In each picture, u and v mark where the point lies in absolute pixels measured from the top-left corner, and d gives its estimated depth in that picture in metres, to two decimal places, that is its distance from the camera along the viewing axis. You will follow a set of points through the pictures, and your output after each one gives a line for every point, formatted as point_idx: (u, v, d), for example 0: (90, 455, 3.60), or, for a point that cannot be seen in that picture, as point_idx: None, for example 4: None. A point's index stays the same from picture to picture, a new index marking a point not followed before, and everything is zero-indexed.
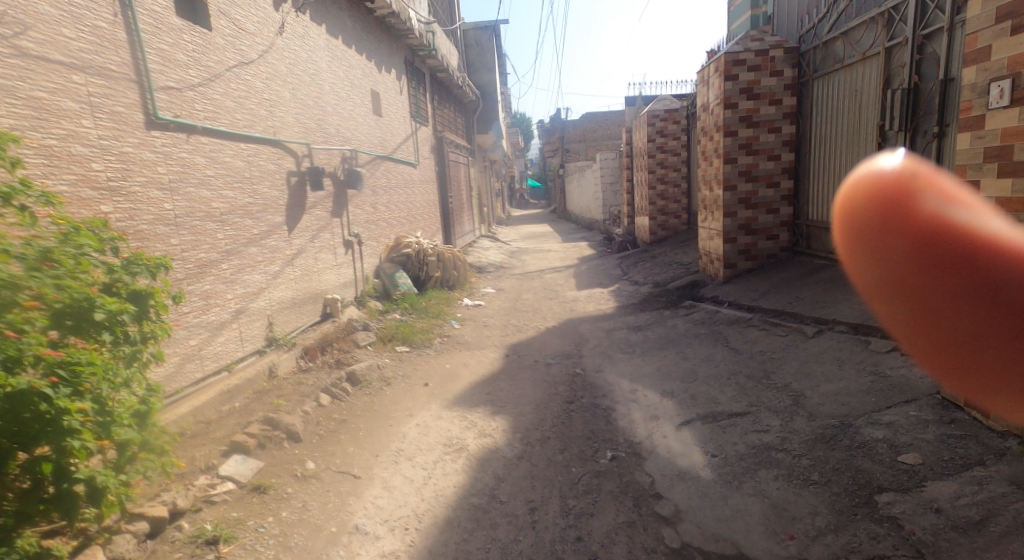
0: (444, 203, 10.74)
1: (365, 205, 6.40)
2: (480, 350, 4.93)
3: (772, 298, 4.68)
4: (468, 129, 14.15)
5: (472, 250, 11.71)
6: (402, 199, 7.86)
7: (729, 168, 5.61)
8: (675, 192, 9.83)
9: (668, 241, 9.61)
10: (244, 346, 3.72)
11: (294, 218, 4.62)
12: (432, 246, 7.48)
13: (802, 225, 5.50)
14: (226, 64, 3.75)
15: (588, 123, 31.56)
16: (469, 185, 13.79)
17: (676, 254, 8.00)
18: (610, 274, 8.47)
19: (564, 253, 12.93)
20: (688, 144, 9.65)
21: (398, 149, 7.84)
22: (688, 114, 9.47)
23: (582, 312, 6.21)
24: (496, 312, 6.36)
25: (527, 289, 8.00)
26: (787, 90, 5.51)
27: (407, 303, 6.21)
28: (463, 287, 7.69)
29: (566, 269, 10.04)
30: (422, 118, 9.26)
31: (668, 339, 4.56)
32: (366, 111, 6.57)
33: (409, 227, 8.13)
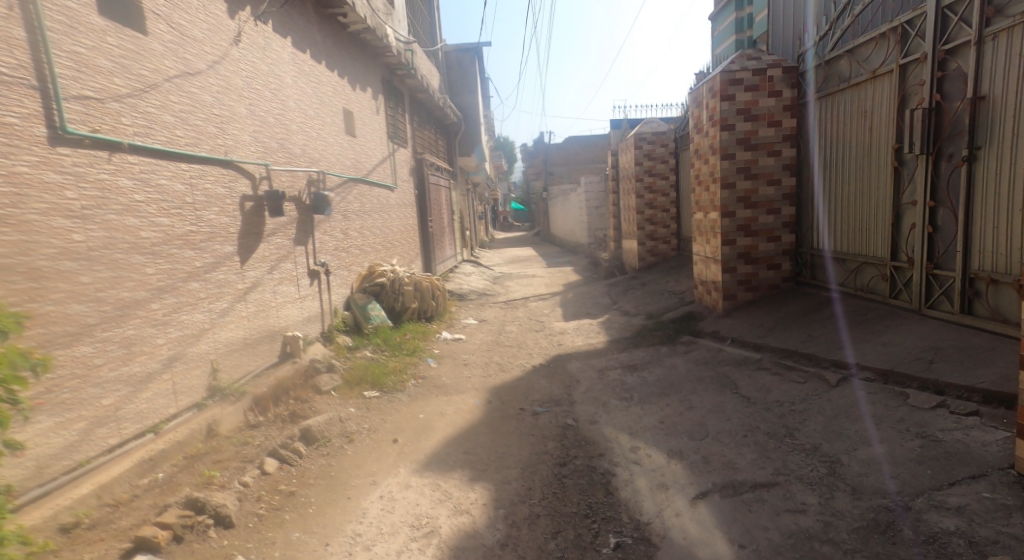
0: (423, 228, 10.27)
1: (335, 231, 5.91)
2: (458, 394, 4.41)
3: (781, 335, 4.25)
4: (450, 151, 13.77)
5: (453, 276, 11.23)
6: (378, 224, 7.38)
7: (727, 194, 5.19)
8: (664, 217, 9.49)
9: (658, 267, 9.23)
10: (178, 400, 3.16)
11: (248, 247, 4.10)
12: (410, 274, 6.99)
13: (806, 254, 5.10)
14: (165, 72, 3.24)
15: (571, 147, 31.54)
16: (451, 208, 13.37)
17: (668, 282, 7.60)
18: (598, 303, 8.02)
19: (549, 278, 12.51)
20: (676, 168, 9.33)
21: (374, 171, 7.38)
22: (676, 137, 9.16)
23: (570, 347, 5.73)
24: (478, 346, 5.87)
25: (511, 319, 7.52)
26: (786, 111, 5.09)
27: (380, 338, 5.69)
28: (442, 318, 7.18)
29: (551, 296, 9.60)
30: (400, 139, 8.84)
31: (668, 383, 4.08)
32: (337, 131, 6.11)
33: (385, 254, 7.64)
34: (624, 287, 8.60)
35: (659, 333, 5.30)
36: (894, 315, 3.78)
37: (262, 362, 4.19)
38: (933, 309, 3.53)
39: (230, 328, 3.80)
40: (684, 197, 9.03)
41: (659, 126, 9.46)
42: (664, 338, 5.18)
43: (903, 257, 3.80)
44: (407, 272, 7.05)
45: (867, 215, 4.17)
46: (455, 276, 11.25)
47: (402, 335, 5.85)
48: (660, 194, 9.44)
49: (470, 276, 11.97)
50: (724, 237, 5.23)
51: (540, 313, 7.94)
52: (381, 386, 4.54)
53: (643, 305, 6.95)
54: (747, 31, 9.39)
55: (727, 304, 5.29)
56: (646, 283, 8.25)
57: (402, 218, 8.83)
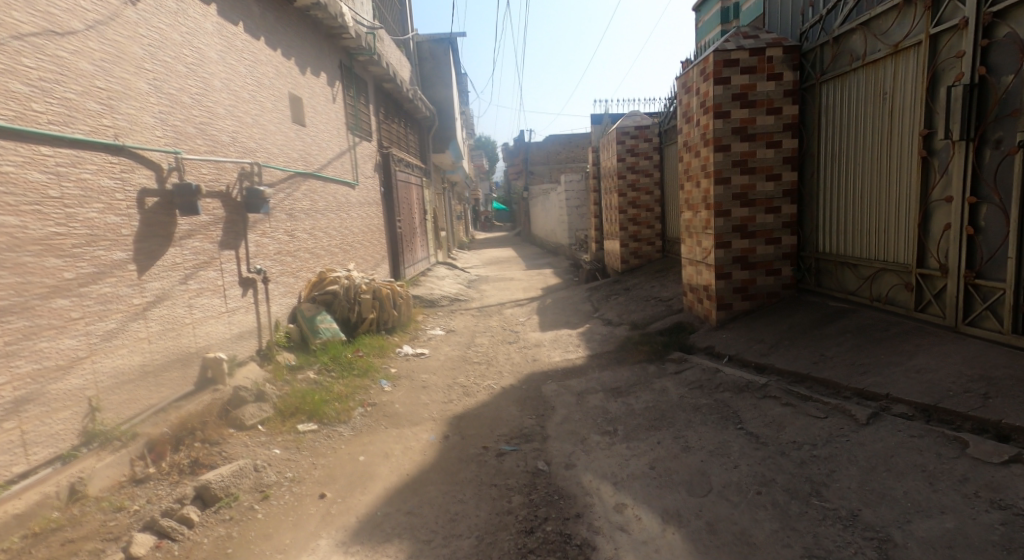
0: (391, 230, 9.56)
1: (278, 233, 5.19)
2: (411, 426, 3.74)
3: (788, 354, 3.63)
4: (423, 147, 13.05)
5: (425, 281, 10.53)
6: (334, 224, 6.66)
7: (721, 190, 4.57)
8: (648, 217, 8.90)
9: (642, 270, 8.65)
10: (28, 455, 2.45)
11: (151, 252, 3.39)
12: (369, 281, 6.28)
13: (810, 258, 4.48)
14: (10, 28, 2.52)
15: (552, 145, 30.96)
16: (424, 207, 12.67)
17: (654, 288, 6.99)
18: (578, 310, 7.38)
19: (528, 282, 11.86)
20: (661, 164, 8.74)
21: (329, 166, 6.66)
22: (660, 130, 8.57)
23: (545, 364, 5.09)
24: (441, 363, 5.20)
25: (483, 329, 6.85)
26: (787, 97, 4.46)
27: (329, 356, 4.99)
28: (406, 328, 6.49)
29: (528, 302, 8.95)
30: (362, 132, 8.12)
31: (659, 413, 3.44)
32: (281, 118, 5.39)
33: (343, 258, 6.93)
34: (606, 293, 7.98)
35: (646, 348, 4.68)
36: (924, 332, 3.18)
37: (171, 392, 3.48)
38: (974, 326, 2.94)
39: (122, 354, 3.09)
40: (670, 195, 8.44)
41: (642, 119, 8.85)
42: (651, 354, 4.55)
43: (933, 264, 3.19)
44: (366, 278, 6.34)
45: (885, 214, 3.56)
46: (427, 281, 10.55)
47: (355, 352, 5.16)
48: (644, 193, 8.84)
49: (443, 280, 11.28)
50: (718, 239, 4.61)
51: (515, 322, 7.29)
52: (320, 417, 3.85)
53: (627, 314, 6.34)
54: (733, 21, 8.83)
55: (722, 314, 4.68)
56: (630, 288, 7.64)
57: (366, 217, 8.11)
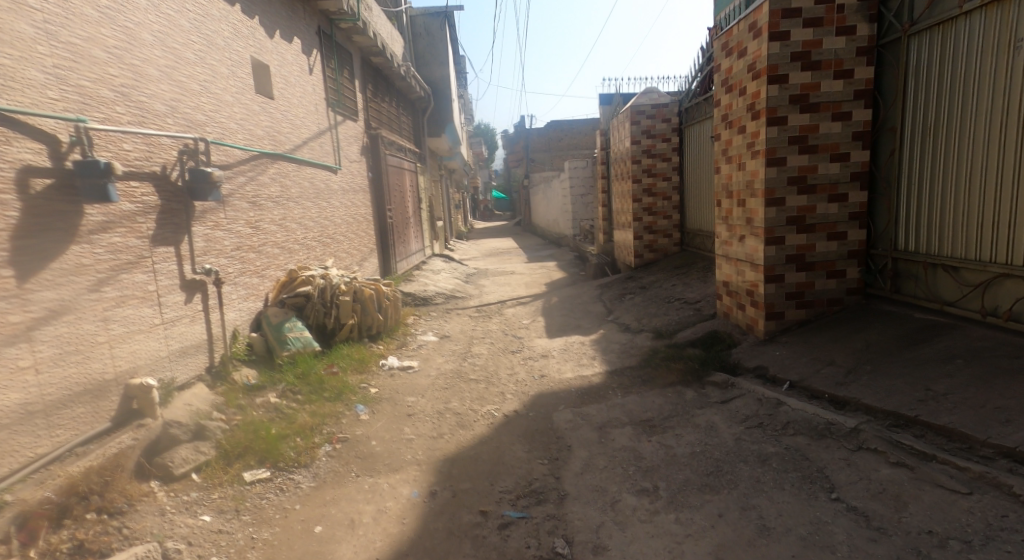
0: (380, 221, 8.71)
1: (237, 224, 4.35)
2: (389, 474, 2.93)
3: (874, 384, 2.81)
4: (417, 131, 12.17)
5: (419, 276, 9.69)
6: (309, 214, 5.81)
7: (774, 173, 3.70)
8: (665, 206, 8.06)
9: (658, 266, 7.82)
10: None
11: (42, 250, 2.58)
12: (349, 280, 5.44)
13: (884, 257, 3.62)
14: None
15: (553, 132, 29.98)
16: (418, 195, 11.81)
17: (677, 287, 6.16)
18: (589, 312, 6.55)
19: (531, 276, 11.04)
20: (681, 147, 7.88)
21: (303, 147, 5.81)
22: (682, 110, 7.71)
23: (555, 382, 4.27)
24: (432, 380, 4.38)
25: (481, 334, 6.04)
26: (861, 57, 3.56)
27: (298, 373, 4.17)
28: (393, 334, 5.68)
29: (532, 300, 8.13)
30: (344, 109, 7.25)
31: (712, 465, 2.62)
32: (241, 88, 4.54)
33: (321, 252, 6.10)
34: (619, 291, 7.15)
35: (679, 365, 3.85)
36: None
37: (71, 435, 2.65)
38: None
39: None
40: (691, 182, 7.60)
41: (659, 97, 7.96)
42: (687, 373, 3.74)
43: None
44: (347, 276, 5.51)
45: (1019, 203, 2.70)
46: (421, 277, 9.71)
47: (329, 367, 4.34)
48: (661, 179, 7.99)
49: (439, 275, 10.44)
50: (769, 233, 3.76)
51: (518, 325, 6.48)
52: (273, 460, 3.03)
53: (648, 319, 5.50)
54: None
55: (773, 325, 3.84)
56: (648, 286, 6.81)
57: (350, 206, 7.26)
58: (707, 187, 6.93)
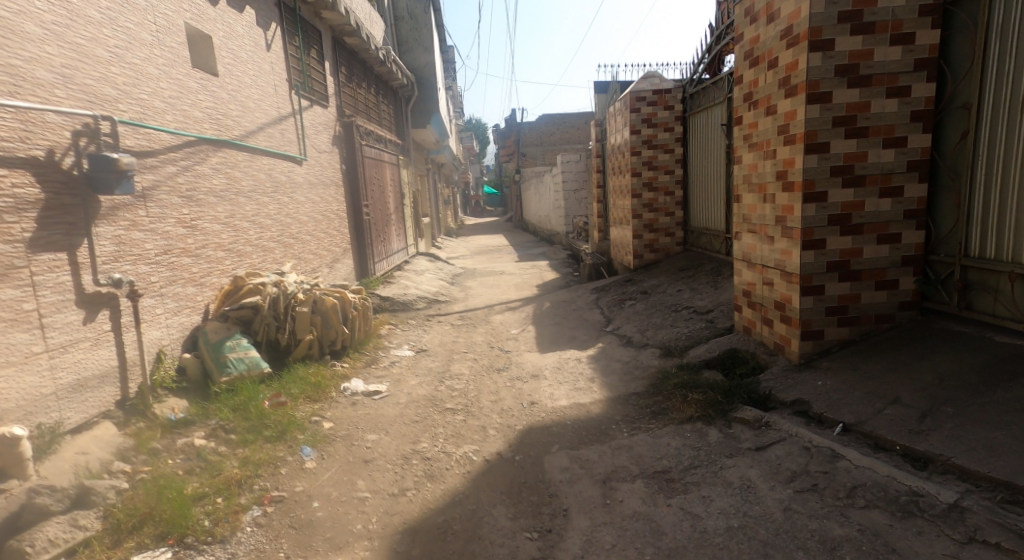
0: (355, 219, 7.99)
1: (165, 223, 3.64)
2: (328, 557, 2.23)
3: (962, 435, 2.15)
4: (400, 122, 11.45)
5: (400, 279, 8.98)
6: (263, 212, 5.10)
7: (814, 161, 3.02)
8: (667, 202, 7.39)
9: (659, 267, 7.17)
10: None
11: None
12: (309, 287, 4.73)
13: (948, 264, 2.93)
14: None
15: (544, 126, 29.25)
16: (401, 191, 11.08)
17: (683, 294, 5.49)
18: (585, 321, 5.87)
19: (522, 277, 10.36)
20: (684, 137, 7.21)
21: (257, 134, 5.10)
22: (686, 96, 7.04)
23: (546, 413, 3.60)
24: (399, 409, 3.69)
25: (463, 347, 5.36)
26: (924, 17, 2.88)
27: (235, 405, 3.46)
28: (362, 349, 4.98)
29: (522, 305, 7.45)
30: (310, 94, 6.52)
31: (757, 553, 1.96)
32: (169, 60, 3.83)
33: (280, 255, 5.38)
34: (617, 297, 6.47)
35: (696, 396, 3.18)
36: None
37: None
38: None
39: None
40: (697, 175, 6.94)
41: (660, 82, 7.28)
42: (707, 406, 3.06)
43: None
44: (306, 283, 4.79)
45: None
46: (402, 279, 8.98)
47: (275, 395, 3.64)
48: (662, 172, 7.32)
49: (423, 277, 9.72)
50: (806, 235, 3.09)
51: (504, 336, 5.80)
52: (176, 534, 2.31)
53: (653, 331, 4.83)
54: None
55: (810, 346, 3.17)
56: (650, 292, 6.14)
57: (318, 203, 6.53)
58: (714, 181, 6.26)
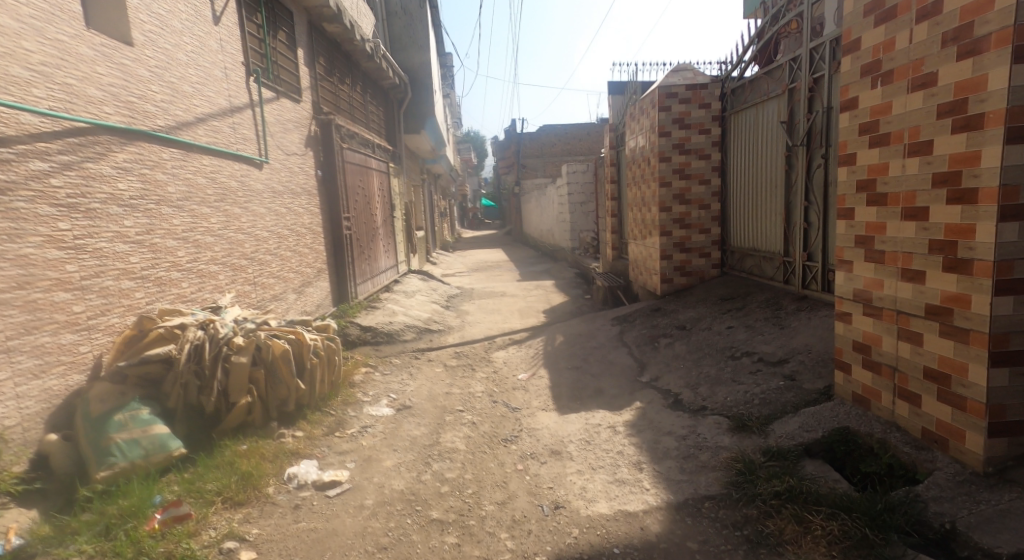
0: (333, 234, 6.85)
1: (23, 243, 2.49)
2: None
3: None
4: (390, 126, 10.36)
5: (386, 304, 7.81)
6: (201, 226, 3.96)
7: (1020, 155, 2.00)
8: (701, 217, 6.30)
9: (692, 295, 6.05)
10: None
11: None
12: (253, 327, 3.56)
13: None
14: None
15: (545, 137, 28.26)
16: (390, 202, 9.96)
17: (739, 337, 4.35)
18: (611, 365, 4.72)
19: (525, 300, 9.22)
20: (723, 141, 6.13)
21: (195, 127, 3.97)
22: (727, 92, 5.97)
23: (580, 529, 2.43)
24: (361, 520, 2.51)
25: (457, 400, 4.20)
26: None
27: (108, 524, 2.27)
28: (324, 407, 3.81)
29: (529, 338, 6.30)
30: (276, 84, 5.42)
31: None
32: (43, 12, 2.69)
33: (225, 282, 4.23)
34: (647, 333, 5.32)
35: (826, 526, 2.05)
36: None
37: None
38: None
39: None
40: (740, 186, 5.85)
41: (694, 76, 6.21)
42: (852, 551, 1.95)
43: None
44: (249, 321, 3.61)
45: None
46: (388, 304, 7.81)
47: (173, 502, 2.46)
48: (696, 181, 6.24)
49: (413, 300, 8.56)
50: (1003, 271, 2.03)
51: (509, 384, 4.63)
52: None
53: (711, 389, 3.69)
54: None
55: (1005, 447, 2.07)
56: (690, 328, 5.00)
57: (283, 216, 5.40)
58: (768, 192, 5.18)
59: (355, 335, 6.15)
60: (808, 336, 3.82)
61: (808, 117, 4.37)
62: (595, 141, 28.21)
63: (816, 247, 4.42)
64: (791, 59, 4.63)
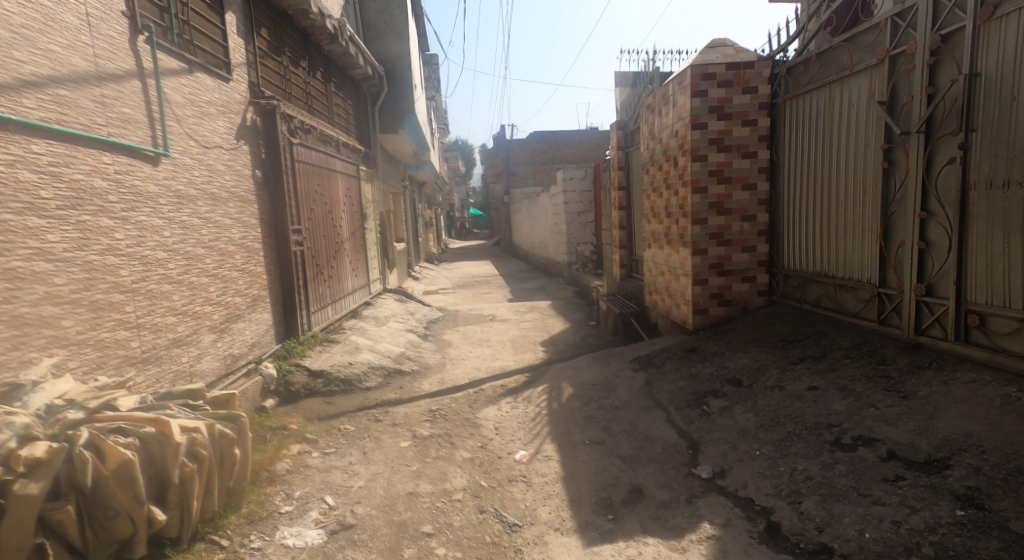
0: (278, 253, 5.46)
1: None
2: None
3: None
4: (360, 123, 8.98)
5: (349, 336, 6.43)
6: (24, 248, 2.55)
7: None
8: (744, 231, 4.99)
9: (735, 333, 4.74)
10: None
11: None
12: (82, 418, 2.14)
13: None
14: None
15: (536, 144, 27.03)
16: (361, 212, 8.57)
17: (838, 408, 3.02)
18: (646, 443, 3.36)
19: (518, 327, 7.87)
20: (774, 135, 4.84)
21: (18, 94, 2.56)
22: (781, 72, 4.67)
23: None
24: None
25: (424, 507, 2.83)
26: None
27: None
28: (212, 535, 2.43)
29: (526, 387, 4.93)
30: (187, 52, 4.02)
31: None
32: None
33: (77, 330, 2.81)
34: (687, 390, 3.98)
35: None
36: None
37: None
38: None
39: None
40: (800, 192, 4.55)
41: (736, 52, 4.90)
42: None
43: None
44: (71, 407, 2.15)
45: None
46: (352, 337, 6.41)
47: None
48: (739, 185, 4.92)
49: (385, 329, 7.17)
50: None
51: (503, 472, 3.27)
52: None
53: (826, 508, 2.35)
54: None
55: None
56: (751, 385, 3.67)
57: (196, 230, 4.01)
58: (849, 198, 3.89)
59: (295, 390, 4.79)
60: (966, 420, 2.50)
61: (927, 92, 3.08)
62: (587, 149, 27.05)
63: (942, 276, 3.12)
64: (896, 14, 3.34)
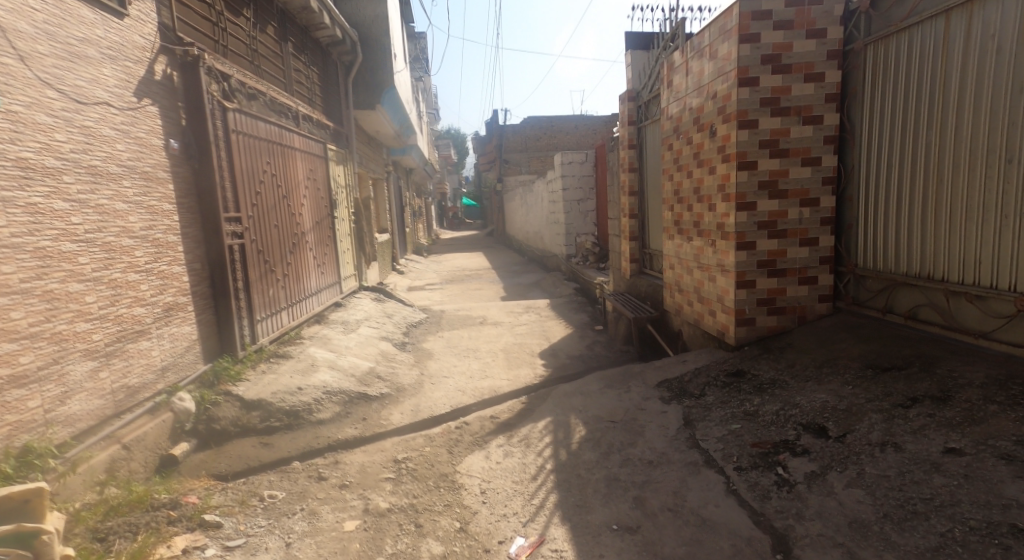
0: (207, 248, 4.33)
1: None
2: None
3: None
4: (327, 95, 7.81)
5: (306, 349, 5.31)
6: None
7: None
8: (803, 218, 3.88)
9: (793, 351, 3.65)
10: None
11: None
12: None
13: None
14: None
15: (529, 129, 25.80)
16: (329, 200, 7.43)
17: (1011, 493, 1.93)
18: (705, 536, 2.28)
19: (512, 333, 6.76)
20: (845, 99, 3.73)
21: None
22: (859, 10, 3.57)
23: None
24: None
25: None
26: None
27: None
28: None
29: (523, 423, 3.84)
30: None
31: None
32: None
33: None
34: (744, 440, 2.90)
35: None
36: None
37: None
38: None
39: None
40: (885, 175, 3.44)
41: None
42: None
43: None
44: None
45: None
46: (309, 350, 5.29)
47: None
48: (798, 158, 3.81)
49: (353, 337, 6.06)
50: None
51: None
52: None
53: None
54: None
55: None
56: (843, 438, 2.60)
57: (59, 217, 2.90)
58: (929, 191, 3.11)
59: (224, 429, 3.68)
60: None
61: None
62: (583, 135, 25.87)
63: None
64: None
